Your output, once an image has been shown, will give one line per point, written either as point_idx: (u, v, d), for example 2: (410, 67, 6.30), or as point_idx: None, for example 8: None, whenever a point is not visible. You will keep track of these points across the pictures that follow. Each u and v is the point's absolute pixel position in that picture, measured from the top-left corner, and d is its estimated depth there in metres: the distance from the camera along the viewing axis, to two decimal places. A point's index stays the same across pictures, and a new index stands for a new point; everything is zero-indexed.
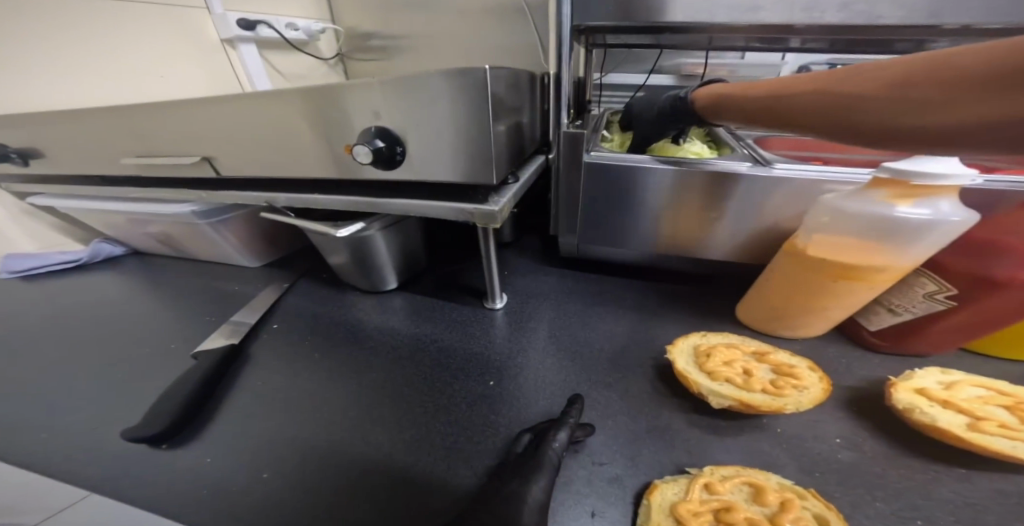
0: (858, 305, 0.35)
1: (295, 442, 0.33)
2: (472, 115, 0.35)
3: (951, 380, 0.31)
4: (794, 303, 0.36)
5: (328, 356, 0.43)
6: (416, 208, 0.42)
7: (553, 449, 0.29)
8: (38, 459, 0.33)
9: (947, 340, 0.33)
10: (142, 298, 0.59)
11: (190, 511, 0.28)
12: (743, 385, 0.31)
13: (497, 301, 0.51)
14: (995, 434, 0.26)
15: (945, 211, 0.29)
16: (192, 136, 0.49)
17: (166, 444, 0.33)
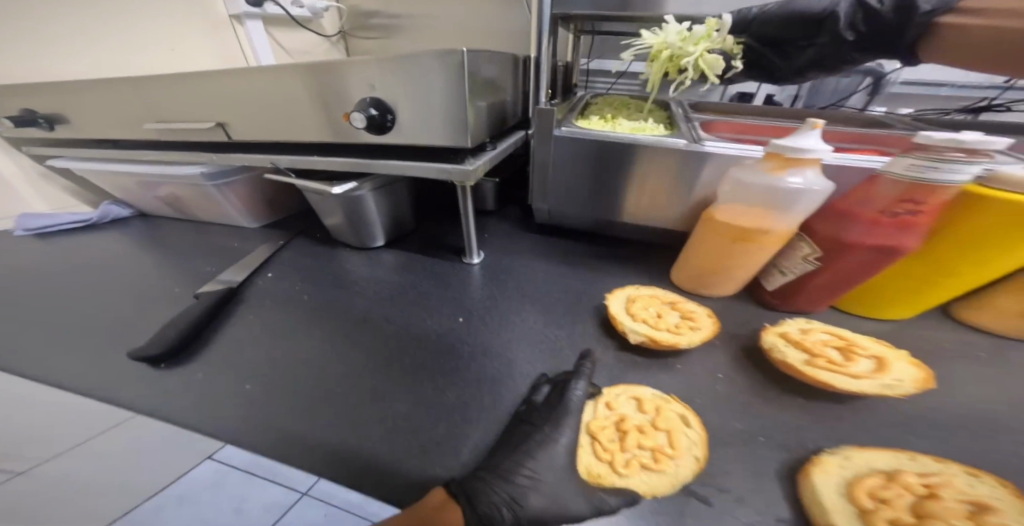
0: (756, 266, 0.41)
1: (277, 358, 0.38)
2: (455, 91, 0.42)
3: (809, 328, 0.38)
4: (707, 261, 0.42)
5: (317, 296, 0.48)
6: (405, 168, 0.48)
7: (575, 396, 0.32)
8: (59, 371, 0.38)
9: (818, 298, 0.39)
10: (148, 253, 0.64)
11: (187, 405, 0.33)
12: (654, 325, 0.37)
13: (474, 256, 0.56)
14: (823, 368, 0.33)
15: (810, 180, 0.35)
16: (206, 103, 0.55)
17: (164, 364, 0.37)
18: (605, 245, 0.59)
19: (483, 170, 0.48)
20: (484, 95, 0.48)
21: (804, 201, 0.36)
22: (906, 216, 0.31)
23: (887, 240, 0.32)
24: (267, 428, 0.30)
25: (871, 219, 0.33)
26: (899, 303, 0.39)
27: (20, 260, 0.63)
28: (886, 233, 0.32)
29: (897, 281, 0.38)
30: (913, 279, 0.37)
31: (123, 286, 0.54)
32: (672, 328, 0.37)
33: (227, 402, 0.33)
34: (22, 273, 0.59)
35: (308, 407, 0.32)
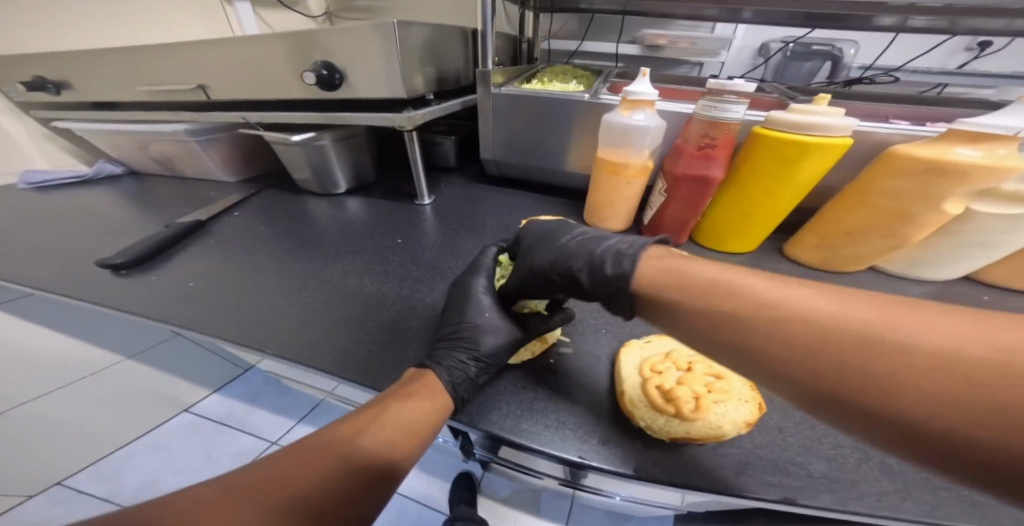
0: (631, 200, 0.48)
1: (227, 267, 0.44)
2: (390, 52, 0.50)
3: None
4: (593, 199, 0.50)
5: (271, 227, 0.54)
6: (355, 118, 0.55)
7: (486, 259, 0.42)
8: (41, 275, 0.45)
9: (675, 229, 0.47)
10: (136, 203, 0.71)
11: (141, 295, 0.39)
12: None
13: (425, 198, 0.62)
14: None
15: (648, 118, 0.43)
16: (186, 66, 0.62)
17: (126, 271, 0.43)
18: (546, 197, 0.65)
19: (421, 121, 0.54)
20: (422, 59, 0.55)
21: (650, 138, 0.44)
22: (708, 148, 0.41)
23: (697, 169, 0.41)
24: (203, 309, 0.37)
25: (690, 152, 0.42)
26: (740, 235, 0.47)
27: (21, 206, 0.70)
28: (696, 163, 0.41)
29: (726, 217, 0.46)
30: (735, 213, 0.45)
31: (108, 224, 0.62)
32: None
33: (173, 296, 0.39)
34: (21, 215, 0.66)
35: (238, 300, 0.38)
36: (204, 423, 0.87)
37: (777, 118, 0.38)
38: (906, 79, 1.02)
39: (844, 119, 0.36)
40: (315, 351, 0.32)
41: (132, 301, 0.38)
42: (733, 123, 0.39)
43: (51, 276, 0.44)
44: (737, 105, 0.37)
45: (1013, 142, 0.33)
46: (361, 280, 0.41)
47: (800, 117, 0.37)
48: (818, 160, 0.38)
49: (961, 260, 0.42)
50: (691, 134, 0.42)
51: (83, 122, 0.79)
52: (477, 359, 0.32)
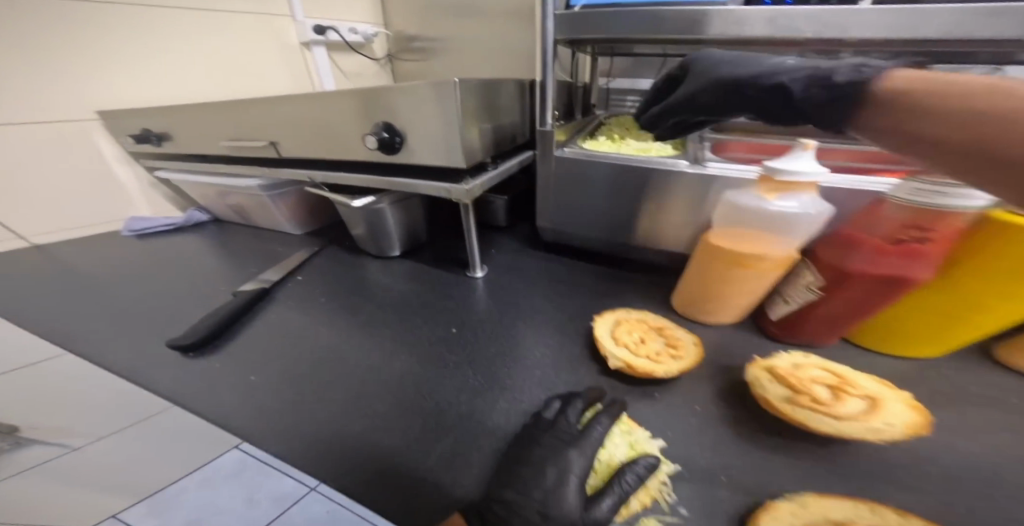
0: (757, 291, 0.41)
1: (288, 358, 0.42)
2: (448, 114, 0.46)
3: (802, 363, 0.36)
4: (704, 283, 0.43)
5: (330, 300, 0.54)
6: (411, 185, 0.53)
7: (568, 424, 0.33)
8: (116, 350, 0.46)
9: (825, 330, 0.39)
10: (212, 255, 0.75)
11: (205, 384, 0.38)
12: (633, 351, 0.38)
13: (476, 270, 0.59)
14: (805, 407, 0.31)
15: (806, 203, 0.37)
16: (263, 127, 0.64)
17: (193, 354, 0.43)
18: (611, 266, 0.59)
19: (481, 189, 0.51)
20: (482, 120, 0.52)
21: (799, 224, 0.38)
22: (914, 243, 0.32)
23: (893, 270, 0.32)
24: (262, 412, 0.35)
25: (876, 247, 0.33)
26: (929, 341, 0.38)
27: (119, 255, 0.77)
28: (890, 261, 0.32)
29: (912, 316, 0.37)
30: (929, 312, 0.36)
31: (188, 281, 0.65)
32: (651, 355, 0.38)
33: (233, 391, 0.37)
34: (118, 266, 0.72)
35: (296, 403, 0.36)
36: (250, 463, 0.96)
37: None
38: None
39: None
40: (373, 487, 0.28)
41: (198, 391, 0.38)
42: (961, 213, 0.30)
43: (126, 351, 0.45)
44: (977, 195, 0.28)
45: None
46: (414, 395, 0.37)
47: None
48: None
49: None
50: (889, 223, 0.33)
51: (182, 172, 0.86)
52: None
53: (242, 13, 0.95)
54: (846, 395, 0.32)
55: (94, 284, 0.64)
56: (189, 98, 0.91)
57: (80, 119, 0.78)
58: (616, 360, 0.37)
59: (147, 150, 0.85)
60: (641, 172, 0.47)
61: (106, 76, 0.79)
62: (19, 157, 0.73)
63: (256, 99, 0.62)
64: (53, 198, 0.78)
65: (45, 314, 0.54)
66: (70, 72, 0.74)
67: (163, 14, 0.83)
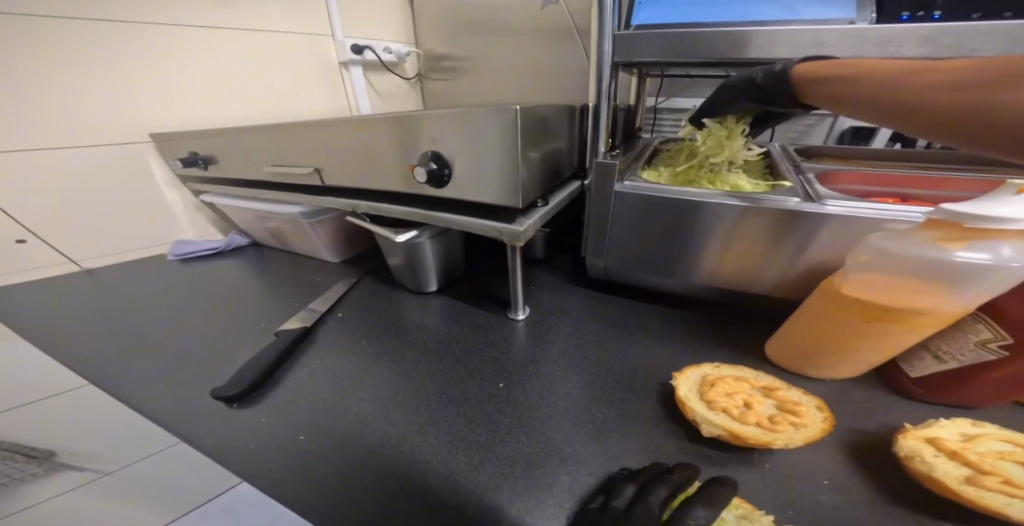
0: (899, 349, 0.35)
1: (335, 414, 0.40)
2: (505, 147, 0.43)
3: (971, 433, 0.30)
4: (830, 339, 0.36)
5: (373, 344, 0.51)
6: (455, 223, 0.51)
7: (651, 504, 0.27)
8: (161, 393, 0.44)
9: (999, 394, 0.32)
10: (252, 283, 0.75)
11: (252, 440, 0.36)
12: (738, 418, 0.32)
13: (519, 312, 0.55)
14: (995, 491, 0.25)
15: (1006, 257, 0.28)
16: (308, 155, 0.63)
17: (237, 404, 0.41)
18: (671, 306, 0.54)
19: (533, 231, 0.48)
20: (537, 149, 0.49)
21: (990, 281, 0.29)
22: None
23: None
24: (314, 479, 0.32)
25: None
26: None
27: (164, 282, 0.78)
28: None
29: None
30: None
31: (229, 311, 0.65)
32: (759, 423, 0.32)
33: (282, 453, 0.35)
34: (162, 294, 0.72)
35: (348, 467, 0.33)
36: None
37: None
38: None
39: None
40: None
41: (245, 448, 0.35)
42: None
43: (170, 396, 0.43)
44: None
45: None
46: (471, 464, 0.33)
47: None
48: None
49: None
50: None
51: (227, 197, 0.87)
52: None
53: (283, 33, 0.97)
54: None
55: (139, 314, 0.64)
56: (234, 121, 0.94)
57: (135, 144, 0.81)
58: (718, 429, 0.31)
59: (196, 174, 0.87)
60: (720, 210, 0.44)
61: (159, 104, 0.82)
62: (79, 184, 0.76)
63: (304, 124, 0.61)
64: (107, 222, 0.81)
65: (94, 347, 0.54)
66: (128, 102, 0.77)
67: (210, 42, 0.85)
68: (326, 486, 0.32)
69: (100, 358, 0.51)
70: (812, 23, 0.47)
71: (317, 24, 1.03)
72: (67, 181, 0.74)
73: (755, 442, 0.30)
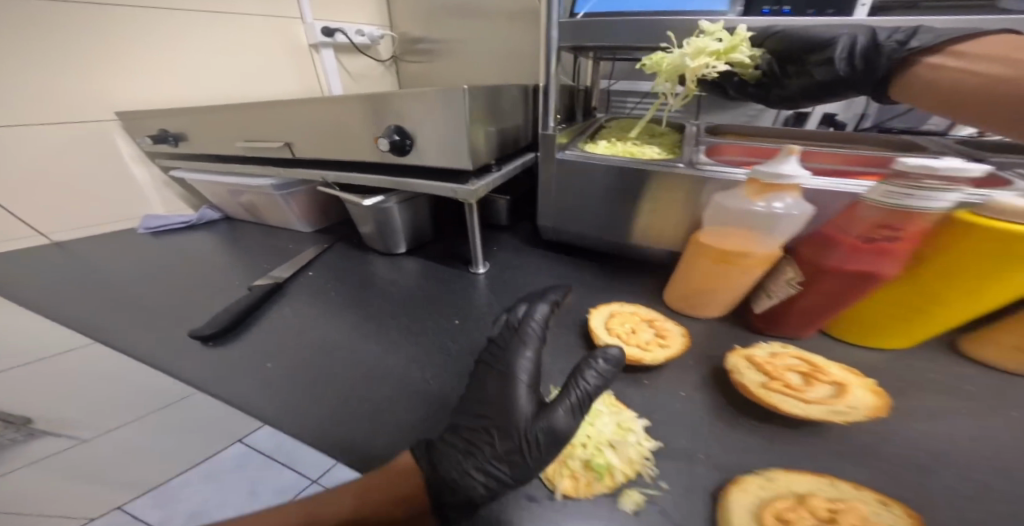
0: (741, 289, 0.43)
1: (302, 351, 0.46)
2: (459, 120, 0.49)
3: (778, 352, 0.39)
4: (693, 281, 0.45)
5: (340, 296, 0.57)
6: (420, 187, 0.57)
7: (534, 321, 0.41)
8: (142, 342, 0.49)
9: (807, 322, 0.41)
10: (227, 253, 0.79)
11: (226, 372, 0.42)
12: (624, 341, 0.41)
13: (479, 266, 0.62)
14: (776, 390, 0.34)
15: (791, 205, 0.38)
16: (276, 130, 0.67)
17: (211, 343, 0.46)
18: (609, 261, 0.63)
19: (484, 191, 0.54)
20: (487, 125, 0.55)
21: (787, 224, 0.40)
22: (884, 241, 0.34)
23: (866, 264, 0.34)
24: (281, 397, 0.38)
25: (854, 245, 0.35)
26: (901, 332, 0.39)
27: (136, 254, 0.80)
28: (863, 256, 0.34)
29: (886, 308, 0.38)
30: (898, 308, 0.38)
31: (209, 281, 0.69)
32: (640, 344, 0.41)
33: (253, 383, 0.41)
34: (136, 264, 0.75)
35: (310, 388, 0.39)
36: None
37: (991, 201, 0.30)
38: None
39: None
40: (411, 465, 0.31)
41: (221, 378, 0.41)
42: (926, 214, 0.31)
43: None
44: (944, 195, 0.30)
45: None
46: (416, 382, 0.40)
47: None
48: None
49: None
50: (862, 222, 0.35)
51: (197, 172, 0.89)
52: (500, 462, 0.31)
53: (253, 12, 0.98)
54: (817, 381, 0.35)
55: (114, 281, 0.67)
56: (203, 99, 0.95)
57: (101, 121, 0.82)
58: (612, 348, 0.40)
59: (164, 150, 0.88)
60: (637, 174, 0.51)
61: (124, 80, 0.82)
62: (43, 159, 0.76)
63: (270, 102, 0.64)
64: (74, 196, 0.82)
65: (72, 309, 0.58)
66: (94, 79, 0.78)
67: (177, 20, 0.86)
68: (292, 401, 0.38)
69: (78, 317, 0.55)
70: (695, 14, 0.52)
71: (287, 6, 1.04)
72: (29, 155, 0.74)
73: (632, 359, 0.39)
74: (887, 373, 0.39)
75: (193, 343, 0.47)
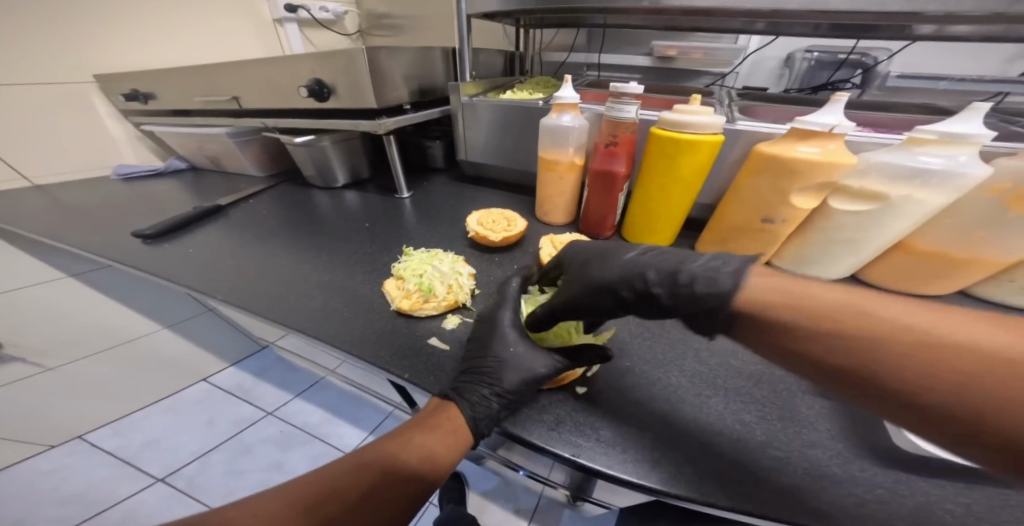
0: (563, 195, 0.55)
1: (237, 256, 0.57)
2: (367, 74, 0.60)
3: (573, 236, 0.51)
4: (538, 192, 0.58)
5: (277, 221, 0.68)
6: (343, 126, 0.68)
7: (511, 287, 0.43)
8: (107, 250, 0.60)
9: (597, 222, 0.52)
10: (190, 197, 0.89)
11: (172, 270, 0.53)
12: (486, 228, 0.53)
13: (403, 192, 0.74)
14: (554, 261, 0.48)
15: (568, 120, 0.49)
16: (225, 83, 0.75)
17: (149, 241, 0.60)
18: (513, 194, 0.75)
19: (391, 125, 0.66)
20: (394, 81, 0.66)
21: (575, 138, 0.50)
22: (611, 146, 0.44)
23: (603, 164, 0.46)
24: (215, 282, 0.50)
25: (599, 150, 0.45)
26: (662, 230, 0.48)
27: (106, 196, 0.90)
28: (603, 158, 0.46)
29: (644, 211, 0.47)
30: (640, 211, 0.48)
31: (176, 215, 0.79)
32: (494, 230, 0.53)
33: (195, 274, 0.52)
34: (110, 204, 0.86)
35: (239, 277, 0.51)
36: (216, 391, 1.19)
37: (663, 116, 0.39)
38: (945, 92, 0.97)
39: (717, 117, 0.37)
40: (312, 312, 0.43)
41: (169, 274, 0.52)
42: (628, 122, 0.42)
43: (124, 250, 0.58)
44: (629, 106, 0.40)
45: (837, 137, 0.35)
46: (320, 270, 0.52)
47: (674, 115, 0.38)
48: (698, 158, 0.39)
49: (837, 259, 0.43)
50: (601, 133, 0.45)
51: (161, 126, 0.97)
52: (498, 394, 0.34)
53: None
54: None
55: (91, 220, 0.78)
56: (170, 63, 1.02)
57: (78, 84, 0.90)
58: (474, 232, 0.53)
59: (135, 108, 0.96)
60: (518, 111, 0.64)
61: (92, 40, 0.89)
62: (22, 113, 0.83)
63: (222, 63, 0.73)
64: (57, 152, 0.90)
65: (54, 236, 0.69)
66: (63, 39, 0.85)
67: None
68: (224, 283, 0.50)
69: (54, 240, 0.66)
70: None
71: None
72: (18, 114, 0.82)
73: (487, 237, 0.52)
74: None
75: (137, 240, 0.61)
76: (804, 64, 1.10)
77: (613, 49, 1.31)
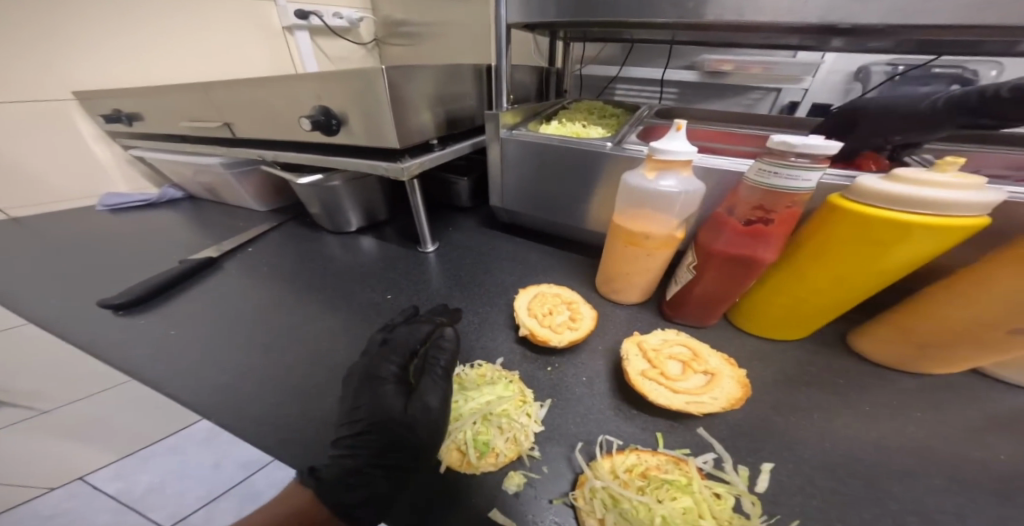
0: (655, 272, 0.43)
1: (231, 340, 0.46)
2: (382, 102, 0.48)
3: (669, 339, 0.41)
4: (610, 265, 0.46)
5: (280, 282, 0.57)
6: (355, 166, 0.56)
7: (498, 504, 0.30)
8: (70, 323, 0.49)
9: (708, 313, 0.42)
10: (181, 234, 0.78)
11: (143, 365, 0.42)
12: (540, 321, 0.43)
13: (427, 245, 0.62)
14: (653, 380, 0.37)
15: (672, 186, 0.37)
16: (220, 108, 0.64)
17: (121, 312, 0.49)
18: (557, 247, 0.63)
19: (416, 168, 0.54)
20: (421, 109, 0.54)
21: (677, 205, 0.38)
22: (760, 224, 0.34)
23: (739, 248, 0.35)
24: (200, 388, 0.39)
25: (735, 227, 0.35)
26: (800, 322, 0.40)
27: (89, 230, 0.79)
28: (741, 240, 0.35)
29: (793, 301, 0.38)
30: (787, 298, 0.39)
31: (166, 262, 0.67)
32: (554, 328, 0.42)
33: (172, 370, 0.41)
34: (89, 241, 0.75)
35: (232, 381, 0.40)
36: None
37: (867, 188, 0.30)
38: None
39: (985, 191, 0.27)
40: None
41: (138, 369, 0.41)
42: (800, 193, 0.30)
43: (92, 329, 0.47)
44: (807, 174, 0.29)
45: None
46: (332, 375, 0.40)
47: (902, 186, 0.28)
48: (922, 244, 0.29)
49: None
50: (742, 203, 0.35)
51: (157, 150, 0.84)
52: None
53: None
54: (691, 371, 0.38)
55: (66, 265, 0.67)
56: (165, 78, 0.91)
57: (59, 102, 0.79)
58: (526, 328, 0.42)
59: (122, 129, 0.85)
60: (572, 153, 0.51)
61: (70, 52, 0.77)
62: None
63: (215, 84, 0.61)
64: (37, 178, 0.80)
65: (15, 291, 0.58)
66: (37, 48, 0.74)
67: None
68: (212, 390, 0.39)
69: (31, 297, 0.57)
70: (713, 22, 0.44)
71: None
72: None
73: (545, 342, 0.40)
74: (799, 380, 0.40)
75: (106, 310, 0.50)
76: (883, 78, 0.96)
77: (653, 60, 1.19)
